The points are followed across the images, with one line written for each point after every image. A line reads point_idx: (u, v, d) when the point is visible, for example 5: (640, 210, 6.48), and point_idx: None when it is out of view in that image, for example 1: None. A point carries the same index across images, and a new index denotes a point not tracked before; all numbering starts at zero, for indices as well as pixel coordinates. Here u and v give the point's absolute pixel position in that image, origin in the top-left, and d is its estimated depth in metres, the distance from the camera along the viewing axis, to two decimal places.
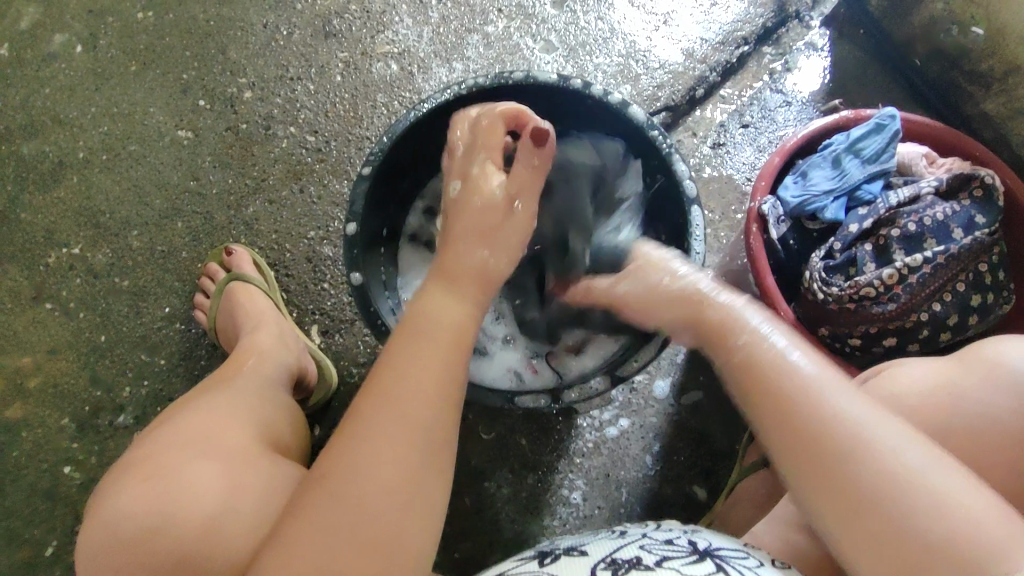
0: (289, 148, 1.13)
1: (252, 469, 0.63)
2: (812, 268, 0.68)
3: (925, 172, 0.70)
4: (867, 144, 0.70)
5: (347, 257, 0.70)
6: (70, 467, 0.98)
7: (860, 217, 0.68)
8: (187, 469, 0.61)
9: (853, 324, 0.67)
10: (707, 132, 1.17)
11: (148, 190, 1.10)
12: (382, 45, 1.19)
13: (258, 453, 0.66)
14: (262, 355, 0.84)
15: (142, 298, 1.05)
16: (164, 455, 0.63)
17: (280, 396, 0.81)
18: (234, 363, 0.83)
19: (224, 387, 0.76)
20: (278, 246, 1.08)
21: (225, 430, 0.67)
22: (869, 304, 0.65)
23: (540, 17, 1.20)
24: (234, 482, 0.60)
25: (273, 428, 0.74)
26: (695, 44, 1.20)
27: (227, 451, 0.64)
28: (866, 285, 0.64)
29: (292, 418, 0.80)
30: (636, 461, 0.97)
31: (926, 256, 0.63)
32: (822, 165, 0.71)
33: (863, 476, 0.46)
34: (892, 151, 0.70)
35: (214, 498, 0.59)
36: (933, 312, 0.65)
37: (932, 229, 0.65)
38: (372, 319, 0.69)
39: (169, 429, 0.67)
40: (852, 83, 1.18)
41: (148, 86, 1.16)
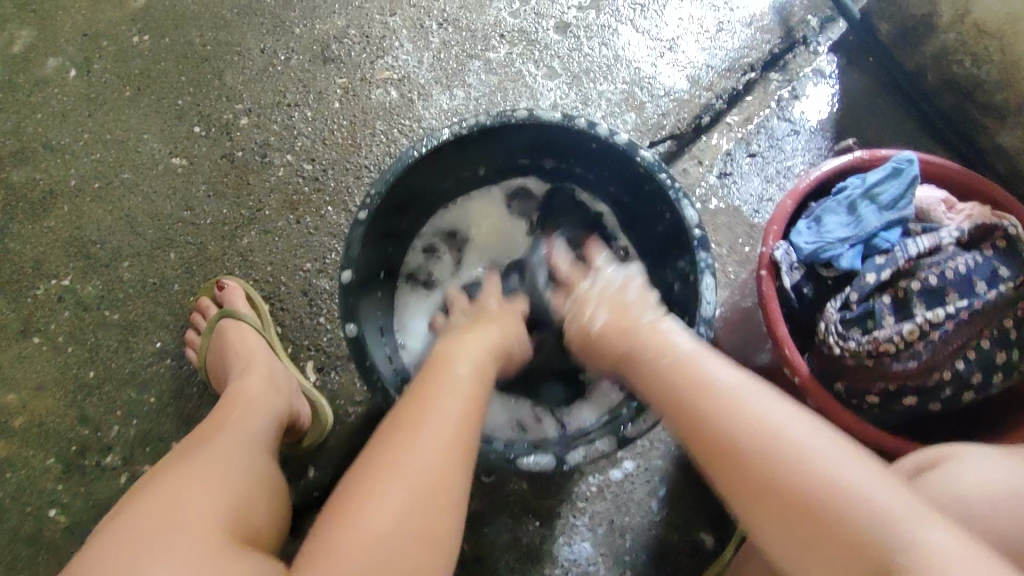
0: (286, 177, 1.10)
1: (227, 557, 0.56)
2: (827, 320, 0.64)
3: (944, 219, 0.67)
4: (884, 189, 0.67)
5: (342, 306, 0.66)
6: (55, 510, 0.95)
7: (878, 266, 0.64)
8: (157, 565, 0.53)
9: (871, 380, 0.63)
10: (713, 162, 1.14)
11: (141, 220, 1.08)
12: (381, 71, 1.16)
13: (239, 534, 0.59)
14: (246, 407, 0.78)
15: (132, 332, 1.02)
16: (135, 543, 0.55)
17: (263, 451, 0.73)
18: (221, 412, 0.78)
19: (202, 451, 0.68)
20: (273, 278, 1.05)
21: (200, 515, 0.59)
22: (888, 360, 0.62)
23: (543, 43, 1.18)
24: None
25: (252, 510, 0.64)
26: (700, 71, 1.17)
27: (199, 533, 0.57)
28: (885, 340, 0.61)
29: (278, 486, 0.72)
30: (642, 506, 0.93)
31: (949, 312, 0.60)
32: (836, 210, 0.68)
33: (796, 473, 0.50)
34: (911, 197, 0.67)
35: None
36: (956, 370, 0.61)
37: (954, 282, 0.62)
38: (367, 372, 0.66)
39: (144, 502, 0.60)
40: (860, 111, 1.15)
41: (143, 112, 1.14)
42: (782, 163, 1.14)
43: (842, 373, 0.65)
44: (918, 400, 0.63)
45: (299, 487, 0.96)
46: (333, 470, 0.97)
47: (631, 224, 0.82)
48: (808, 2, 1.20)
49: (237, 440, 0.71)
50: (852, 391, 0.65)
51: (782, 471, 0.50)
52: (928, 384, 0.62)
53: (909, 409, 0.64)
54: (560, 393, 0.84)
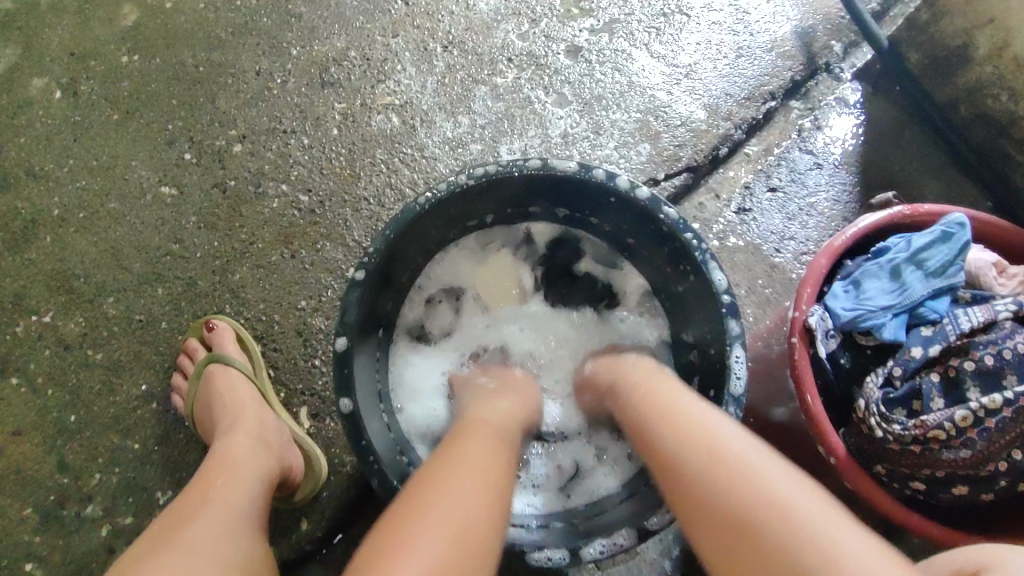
0: (281, 208, 1.04)
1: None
2: (866, 398, 0.59)
3: (996, 286, 0.62)
4: (932, 254, 0.61)
5: (337, 378, 0.61)
6: (31, 564, 0.89)
7: (925, 340, 0.59)
8: None
9: (915, 467, 0.57)
10: (731, 195, 1.08)
11: (127, 252, 1.02)
12: (383, 96, 1.11)
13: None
14: (229, 474, 0.70)
15: (116, 373, 0.96)
16: None
17: (245, 528, 0.64)
18: (202, 478, 0.70)
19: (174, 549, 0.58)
20: (265, 316, 0.99)
21: None
22: (938, 448, 0.56)
23: (553, 68, 1.12)
24: None
25: None
26: (718, 99, 1.12)
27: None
28: (935, 427, 0.55)
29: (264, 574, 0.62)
30: (654, 567, 0.88)
31: (1008, 398, 0.54)
32: (878, 275, 0.62)
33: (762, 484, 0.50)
34: (961, 263, 0.61)
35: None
36: (1013, 462, 0.55)
37: (1013, 364, 0.55)
38: (363, 452, 0.60)
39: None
40: (886, 143, 1.10)
41: (132, 137, 1.08)
42: (805, 198, 1.08)
43: (883, 457, 0.59)
44: (968, 490, 0.57)
45: (291, 542, 0.91)
46: (326, 524, 0.91)
47: (648, 275, 0.76)
48: (831, 27, 1.15)
49: (218, 525, 0.62)
50: (895, 475, 0.59)
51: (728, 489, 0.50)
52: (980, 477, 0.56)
53: (957, 500, 0.58)
54: (576, 442, 0.78)
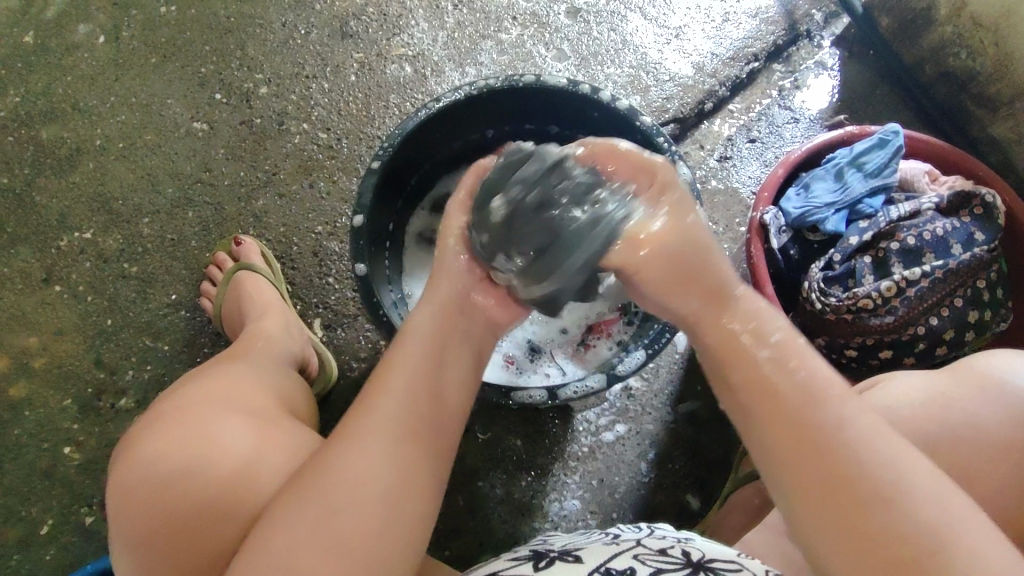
0: (302, 144, 1.15)
1: (277, 428, 0.65)
2: (814, 280, 0.69)
3: (926, 189, 0.73)
4: (870, 159, 0.72)
5: (353, 248, 0.70)
6: (70, 447, 0.99)
7: (860, 230, 0.70)
8: (214, 423, 0.63)
9: (851, 334, 0.68)
10: (715, 146, 1.18)
11: (162, 179, 1.13)
12: (397, 48, 1.21)
13: (281, 416, 0.69)
14: (266, 341, 0.87)
15: (150, 284, 1.06)
16: (193, 408, 0.65)
17: (291, 372, 0.83)
18: (242, 344, 0.87)
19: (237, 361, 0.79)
20: (285, 239, 1.09)
21: (245, 396, 0.69)
22: (866, 315, 0.67)
23: (554, 27, 1.22)
24: (256, 436, 0.63)
25: (288, 400, 0.76)
26: (705, 58, 1.21)
27: (252, 409, 0.67)
28: (864, 296, 0.66)
29: (303, 392, 0.82)
30: (632, 467, 0.97)
31: (924, 270, 0.66)
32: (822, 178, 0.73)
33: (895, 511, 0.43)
34: (894, 166, 0.72)
35: (243, 448, 0.61)
36: (929, 326, 0.67)
37: (931, 244, 0.67)
38: (374, 310, 0.70)
39: (195, 388, 0.69)
40: (859, 101, 1.19)
41: (168, 78, 1.19)
42: (780, 149, 1.18)
43: (824, 329, 0.70)
44: (892, 353, 0.69)
45: None
46: (335, 421, 1.01)
47: None
48: None
49: (267, 361, 0.81)
50: (833, 344, 0.70)
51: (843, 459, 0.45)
52: (904, 338, 0.68)
53: (884, 363, 0.70)
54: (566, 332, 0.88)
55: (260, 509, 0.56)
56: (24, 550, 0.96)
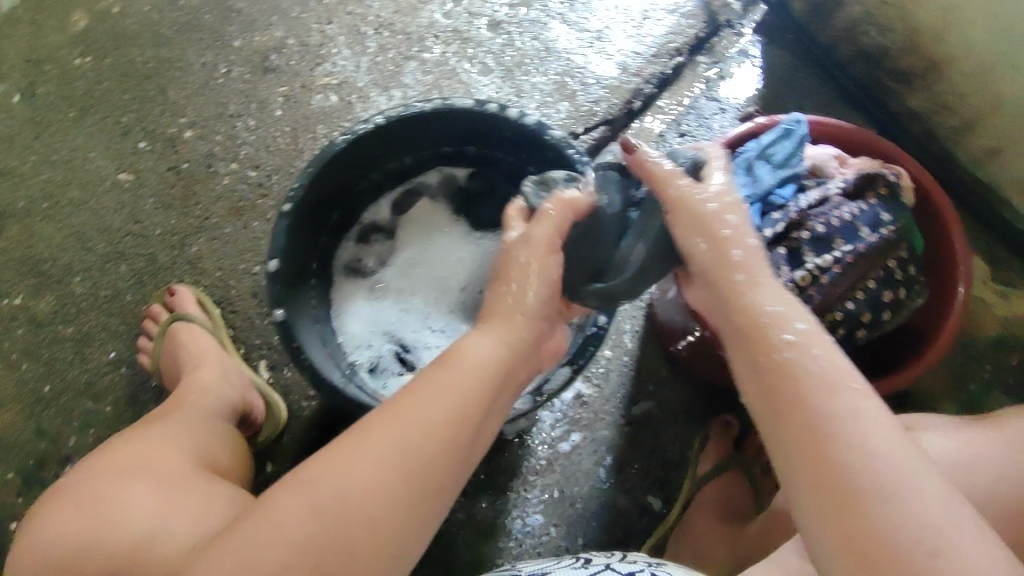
0: (232, 185, 1.13)
1: (187, 487, 0.65)
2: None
3: (836, 173, 0.74)
4: (778, 148, 0.73)
5: (270, 294, 0.68)
6: (17, 521, 0.96)
7: (773, 221, 0.70)
8: (121, 491, 0.64)
9: None
10: (647, 144, 1.18)
11: (91, 234, 1.10)
12: (321, 77, 1.20)
13: (195, 475, 0.69)
14: (200, 395, 0.87)
15: (87, 344, 1.04)
16: (101, 480, 0.66)
17: (217, 428, 0.83)
18: (175, 400, 0.86)
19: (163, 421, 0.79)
20: (223, 282, 1.08)
21: (162, 458, 0.70)
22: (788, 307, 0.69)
23: (476, 41, 1.22)
24: (166, 500, 0.63)
25: (209, 457, 0.76)
26: (629, 58, 1.22)
27: (162, 472, 0.67)
28: (783, 289, 0.68)
29: (230, 445, 0.83)
30: (590, 475, 0.96)
31: (835, 257, 0.68)
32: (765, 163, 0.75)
33: (886, 516, 0.47)
34: (801, 154, 0.73)
35: (148, 509, 0.61)
36: (848, 311, 0.69)
37: (841, 230, 0.69)
38: (296, 355, 0.68)
39: (116, 454, 0.70)
40: (782, 87, 1.21)
41: (88, 131, 1.17)
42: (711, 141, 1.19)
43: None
44: None
45: (258, 481, 0.98)
46: (288, 463, 0.99)
47: None
48: None
49: (194, 417, 0.82)
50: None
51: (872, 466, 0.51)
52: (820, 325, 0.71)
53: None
54: None
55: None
56: None
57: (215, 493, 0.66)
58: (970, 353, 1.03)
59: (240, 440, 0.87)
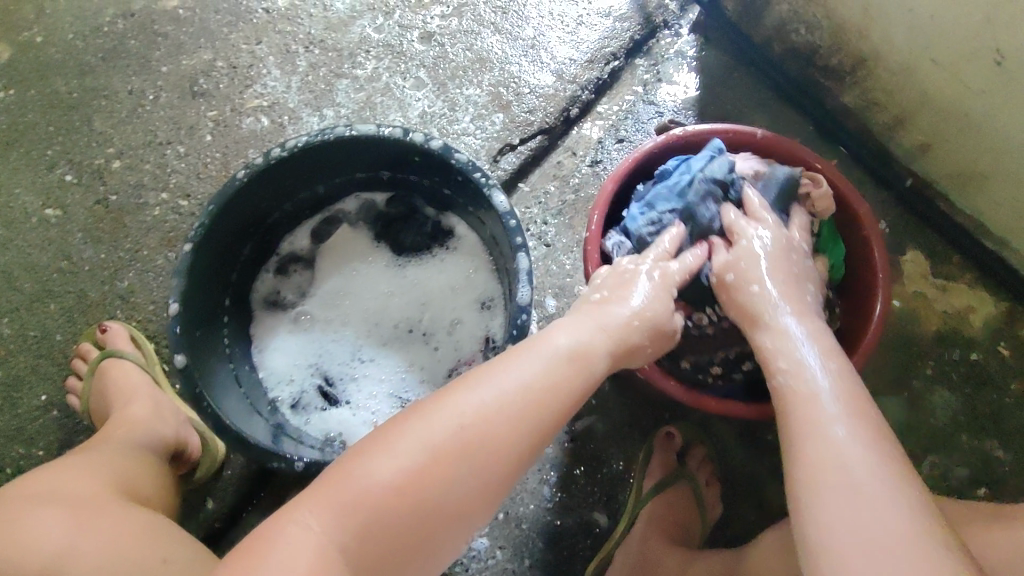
0: (162, 215, 1.11)
1: (103, 511, 0.68)
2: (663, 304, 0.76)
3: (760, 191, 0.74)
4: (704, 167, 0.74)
5: (171, 339, 0.66)
6: None
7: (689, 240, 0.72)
8: (29, 517, 0.65)
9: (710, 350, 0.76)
10: (586, 152, 1.17)
11: (17, 274, 1.07)
12: (251, 100, 1.18)
13: (110, 499, 0.71)
14: (129, 427, 0.86)
15: (16, 387, 1.01)
16: (9, 505, 0.67)
17: (141, 456, 0.83)
18: (101, 435, 0.84)
19: (82, 453, 0.79)
20: (156, 316, 1.05)
21: (76, 484, 0.71)
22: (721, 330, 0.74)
23: (409, 55, 1.20)
24: (80, 526, 0.66)
25: (129, 481, 0.77)
26: (564, 65, 1.20)
27: (76, 497, 0.69)
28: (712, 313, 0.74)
29: (154, 473, 0.83)
30: (534, 494, 0.95)
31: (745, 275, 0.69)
32: (713, 239, 0.71)
33: (818, 455, 0.55)
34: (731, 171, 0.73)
35: (61, 534, 0.65)
36: None
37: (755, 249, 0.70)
38: (198, 402, 0.66)
39: (39, 477, 0.72)
40: (721, 86, 1.20)
41: (12, 167, 1.14)
42: None
43: (686, 350, 0.77)
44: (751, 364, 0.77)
45: (197, 520, 0.96)
46: (228, 499, 0.97)
47: (472, 225, 0.81)
48: None
49: (117, 446, 0.82)
50: (698, 364, 0.78)
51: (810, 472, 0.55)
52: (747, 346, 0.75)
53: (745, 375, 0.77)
54: None
55: None
56: None
57: (129, 518, 0.69)
58: (913, 350, 1.02)
59: (167, 470, 0.87)
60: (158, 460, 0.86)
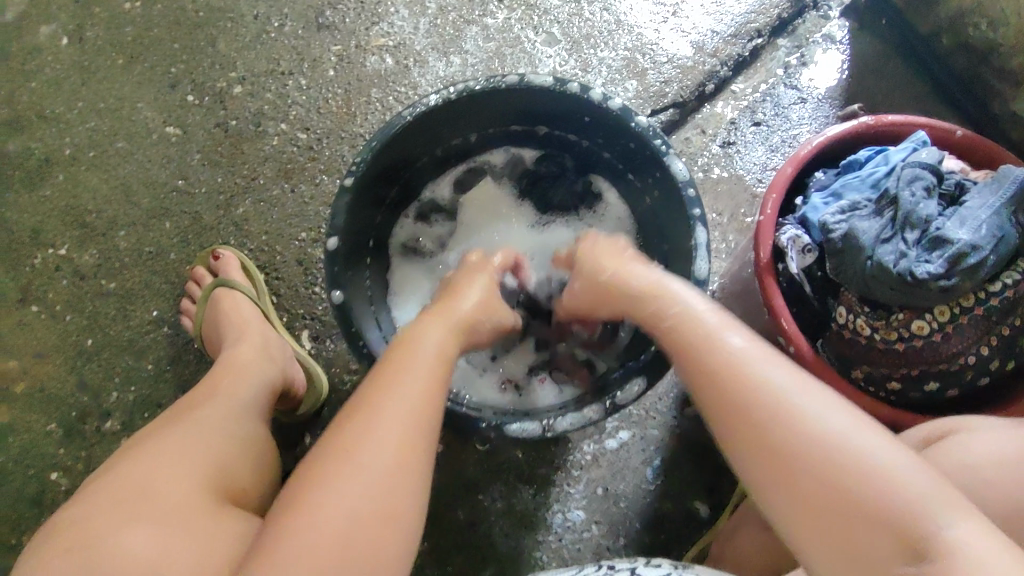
0: (280, 145, 1.09)
1: (194, 527, 0.57)
2: (842, 300, 0.65)
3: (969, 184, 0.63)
4: (901, 152, 0.65)
5: (327, 274, 0.65)
6: (58, 473, 0.97)
7: (875, 221, 0.61)
8: (116, 541, 0.54)
9: (895, 364, 0.64)
10: (717, 131, 1.11)
11: (136, 188, 1.08)
12: (377, 38, 1.14)
13: (203, 509, 0.59)
14: (235, 378, 0.80)
15: (130, 301, 1.02)
16: (93, 521, 0.56)
17: (249, 420, 0.76)
18: (212, 379, 0.80)
19: (184, 420, 0.70)
20: (268, 248, 1.05)
21: (167, 487, 0.60)
22: (917, 342, 0.62)
23: (543, 8, 1.14)
24: (172, 550, 0.54)
25: (228, 470, 0.66)
26: (705, 37, 1.13)
27: (165, 510, 0.58)
28: (918, 318, 0.61)
29: (260, 443, 0.75)
30: (637, 474, 0.93)
31: (944, 261, 0.57)
32: (911, 233, 0.60)
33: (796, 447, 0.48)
34: (933, 155, 0.64)
35: (149, 561, 0.53)
36: (979, 357, 0.62)
37: (960, 236, 0.58)
38: (353, 340, 0.65)
39: (117, 480, 0.60)
40: (870, 78, 1.12)
41: (137, 80, 1.13)
42: (787, 132, 1.11)
43: (862, 361, 0.66)
44: (939, 385, 0.64)
45: (296, 453, 0.97)
46: None
47: (623, 194, 0.81)
48: None
49: (219, 412, 0.73)
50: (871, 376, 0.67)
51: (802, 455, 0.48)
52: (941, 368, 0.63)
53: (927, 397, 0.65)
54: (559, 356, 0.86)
55: None
56: None
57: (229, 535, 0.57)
58: None
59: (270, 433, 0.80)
60: (264, 418, 0.80)
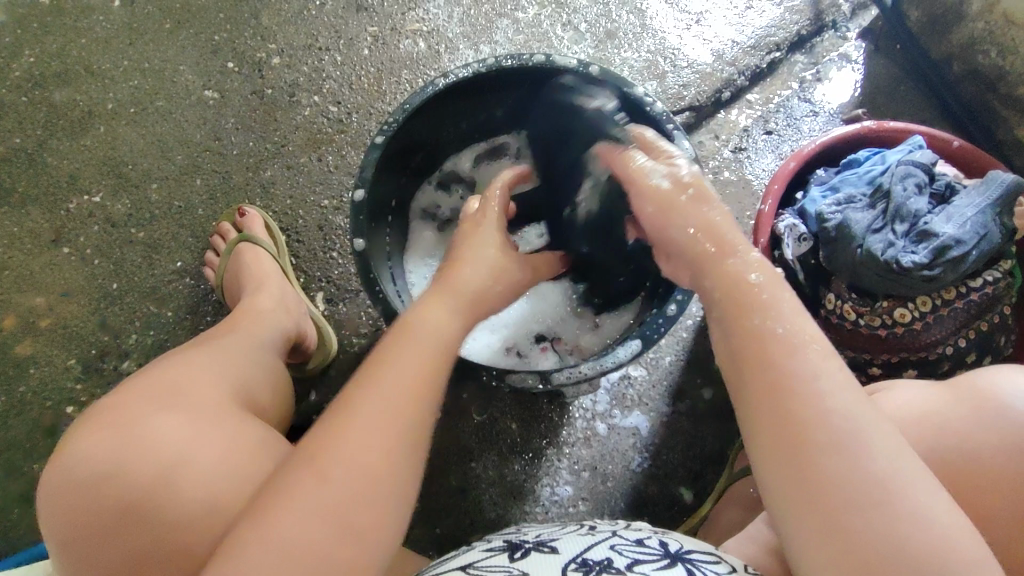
0: (312, 116, 1.14)
1: (218, 422, 0.63)
2: (833, 288, 0.75)
3: (959, 185, 0.72)
4: (899, 154, 0.74)
5: (352, 223, 0.70)
6: (72, 407, 1.01)
7: (871, 215, 0.71)
8: (149, 423, 0.60)
9: (880, 349, 0.75)
10: (729, 137, 1.15)
11: (172, 145, 1.13)
12: (411, 23, 1.19)
13: (229, 410, 0.66)
14: (254, 318, 0.85)
15: (156, 251, 1.07)
16: (131, 404, 0.62)
17: (269, 356, 0.81)
18: (233, 320, 0.85)
19: (211, 343, 0.76)
20: (291, 211, 1.10)
21: (197, 387, 0.66)
22: (902, 328, 0.73)
23: (572, 7, 1.20)
24: (195, 436, 0.61)
25: (250, 390, 0.72)
26: (725, 46, 1.18)
27: (194, 405, 0.64)
28: (902, 307, 0.72)
29: (277, 378, 0.79)
30: (625, 457, 0.97)
31: (929, 252, 0.67)
32: (901, 227, 0.69)
33: (835, 457, 0.45)
34: (928, 158, 0.73)
35: (181, 444, 0.60)
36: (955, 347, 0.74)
37: (946, 231, 0.67)
38: (369, 285, 0.69)
39: (159, 373, 0.67)
40: (883, 97, 1.16)
41: (181, 44, 1.18)
42: (797, 143, 1.15)
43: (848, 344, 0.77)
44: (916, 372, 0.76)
45: (301, 409, 1.01)
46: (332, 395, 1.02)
47: None
48: None
49: (243, 340, 0.78)
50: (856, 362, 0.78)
51: (844, 466, 0.45)
52: (920, 353, 0.74)
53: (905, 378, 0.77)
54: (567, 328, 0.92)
55: (188, 520, 0.57)
56: (27, 504, 0.98)
57: (244, 434, 0.63)
58: None
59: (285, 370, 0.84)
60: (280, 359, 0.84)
